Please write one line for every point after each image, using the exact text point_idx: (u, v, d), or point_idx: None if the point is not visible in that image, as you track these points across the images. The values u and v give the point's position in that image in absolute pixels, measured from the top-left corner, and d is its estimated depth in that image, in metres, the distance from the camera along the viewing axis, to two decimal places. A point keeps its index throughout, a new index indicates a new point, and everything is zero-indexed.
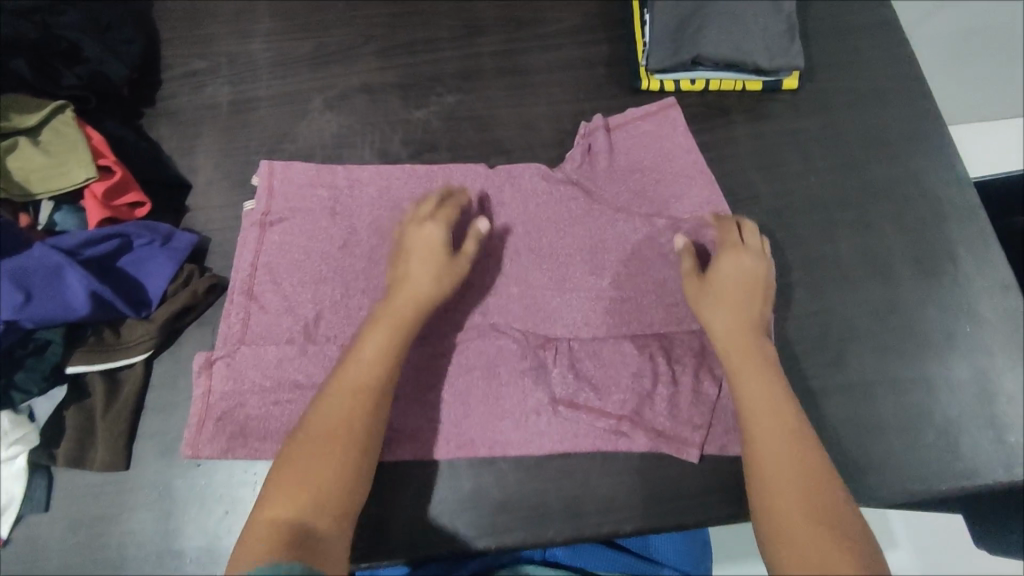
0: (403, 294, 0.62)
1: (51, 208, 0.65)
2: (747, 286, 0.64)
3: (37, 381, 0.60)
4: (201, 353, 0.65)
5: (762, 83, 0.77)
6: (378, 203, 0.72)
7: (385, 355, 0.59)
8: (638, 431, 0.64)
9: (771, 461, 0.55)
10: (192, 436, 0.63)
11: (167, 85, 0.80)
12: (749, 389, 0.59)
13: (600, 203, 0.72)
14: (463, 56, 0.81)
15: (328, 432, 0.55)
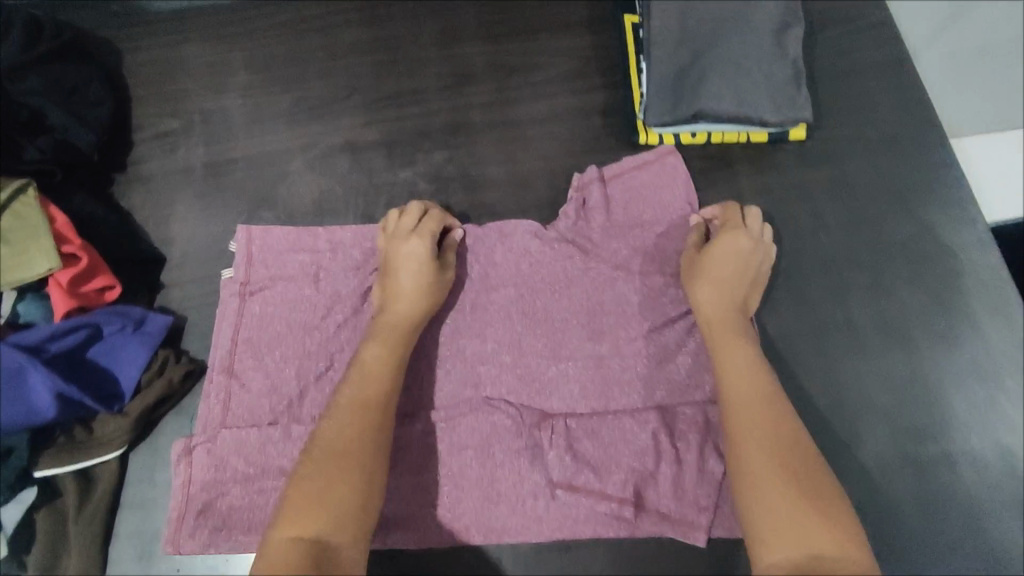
0: (398, 308, 0.61)
1: (14, 298, 0.61)
2: (740, 265, 0.63)
3: (0, 491, 0.56)
4: (178, 443, 0.61)
5: (767, 134, 0.72)
6: (364, 266, 0.67)
7: (384, 365, 0.58)
8: (642, 515, 0.60)
9: (763, 442, 0.52)
10: (172, 533, 0.60)
11: (138, 147, 0.77)
12: (739, 372, 0.57)
13: (599, 261, 0.67)
14: (450, 108, 0.77)
15: (336, 447, 0.52)
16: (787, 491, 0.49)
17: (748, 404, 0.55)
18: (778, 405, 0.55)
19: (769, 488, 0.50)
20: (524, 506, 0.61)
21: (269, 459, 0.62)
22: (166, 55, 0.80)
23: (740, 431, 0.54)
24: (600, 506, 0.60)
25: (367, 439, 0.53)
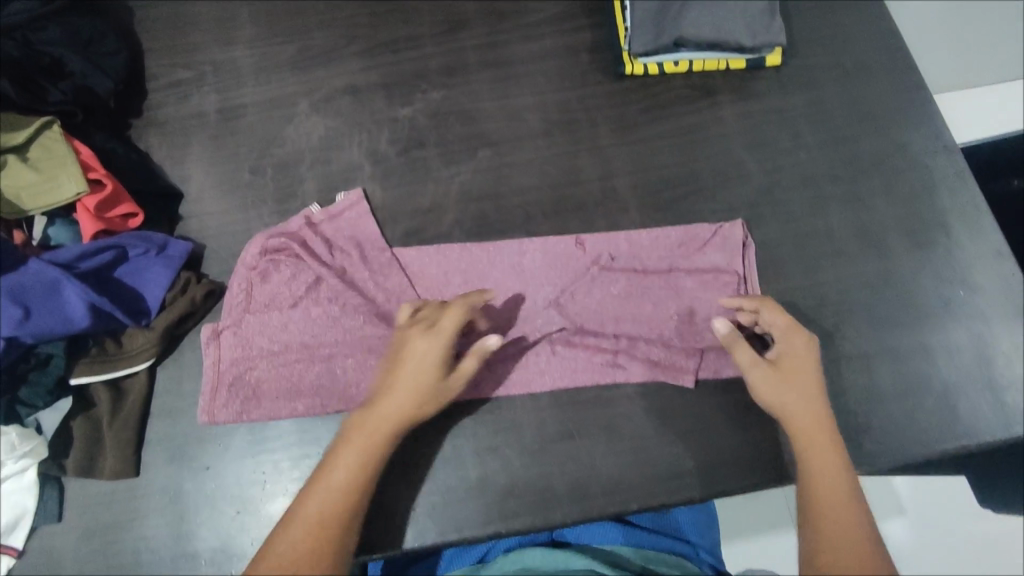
0: (405, 382, 0.58)
1: (45, 222, 0.66)
2: (811, 370, 0.60)
3: (42, 396, 0.61)
4: (207, 326, 0.67)
5: (745, 62, 0.77)
6: (439, 256, 0.71)
7: (380, 439, 0.57)
8: (634, 362, 0.65)
9: (847, 548, 0.52)
10: (207, 402, 0.65)
11: (153, 96, 0.81)
12: (836, 478, 0.56)
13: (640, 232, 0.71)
14: (446, 51, 0.81)
15: (311, 527, 0.52)
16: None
17: (830, 481, 0.56)
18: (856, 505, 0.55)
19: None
20: (528, 403, 0.65)
21: (294, 336, 0.67)
22: (175, 11, 0.84)
23: (824, 522, 0.54)
24: (595, 357, 0.66)
25: (345, 525, 0.53)
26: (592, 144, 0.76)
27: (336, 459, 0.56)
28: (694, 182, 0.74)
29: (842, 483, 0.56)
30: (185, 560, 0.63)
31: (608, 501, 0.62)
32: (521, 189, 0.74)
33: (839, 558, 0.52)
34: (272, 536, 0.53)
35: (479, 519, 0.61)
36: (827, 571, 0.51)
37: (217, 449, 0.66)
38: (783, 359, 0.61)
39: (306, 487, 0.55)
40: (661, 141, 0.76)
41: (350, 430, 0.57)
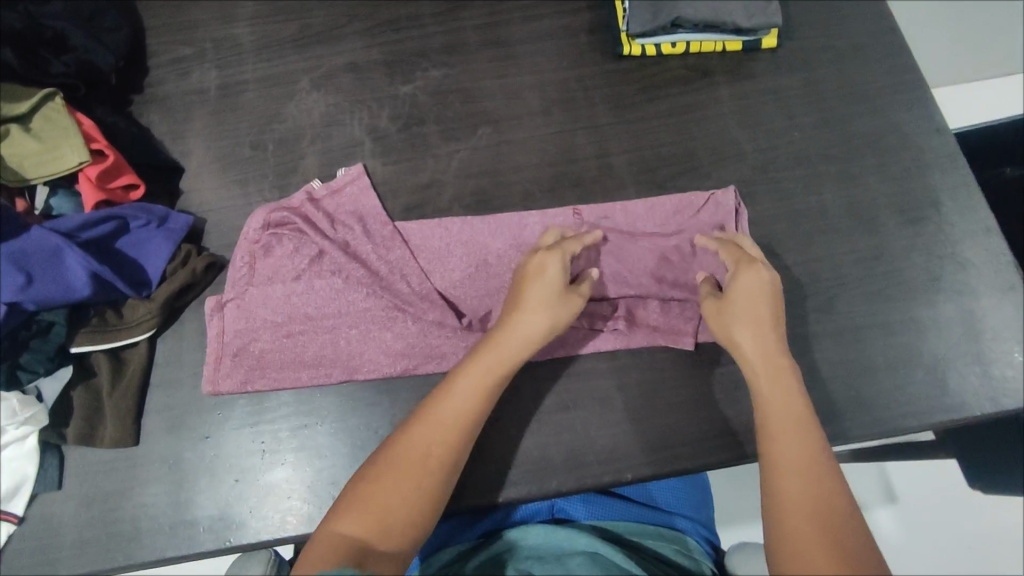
0: (515, 333, 0.60)
1: (47, 193, 0.66)
2: (759, 300, 0.61)
3: (43, 362, 0.61)
4: (211, 298, 0.67)
5: (741, 43, 0.78)
6: (442, 230, 0.71)
7: (484, 388, 0.57)
8: (634, 327, 0.67)
9: (799, 481, 0.52)
10: (211, 372, 0.66)
11: (154, 73, 0.81)
12: (790, 420, 0.55)
13: (640, 209, 0.71)
14: (447, 30, 0.82)
15: (402, 458, 0.54)
16: (817, 531, 0.48)
17: (786, 423, 0.55)
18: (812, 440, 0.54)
19: (802, 521, 0.49)
20: (525, 373, 0.66)
21: (297, 308, 0.67)
22: None
23: (778, 459, 0.53)
24: (596, 325, 0.67)
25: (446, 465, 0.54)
26: (591, 123, 0.77)
27: (431, 409, 0.56)
28: (691, 160, 0.75)
29: (799, 420, 0.55)
30: (184, 528, 0.62)
31: (604, 469, 0.63)
32: (520, 165, 0.75)
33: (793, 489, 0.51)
34: (359, 475, 0.54)
35: (477, 487, 0.62)
36: (783, 508, 0.51)
37: (217, 418, 0.66)
38: (733, 295, 0.61)
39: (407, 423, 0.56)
40: (658, 120, 0.77)
41: (445, 388, 0.58)
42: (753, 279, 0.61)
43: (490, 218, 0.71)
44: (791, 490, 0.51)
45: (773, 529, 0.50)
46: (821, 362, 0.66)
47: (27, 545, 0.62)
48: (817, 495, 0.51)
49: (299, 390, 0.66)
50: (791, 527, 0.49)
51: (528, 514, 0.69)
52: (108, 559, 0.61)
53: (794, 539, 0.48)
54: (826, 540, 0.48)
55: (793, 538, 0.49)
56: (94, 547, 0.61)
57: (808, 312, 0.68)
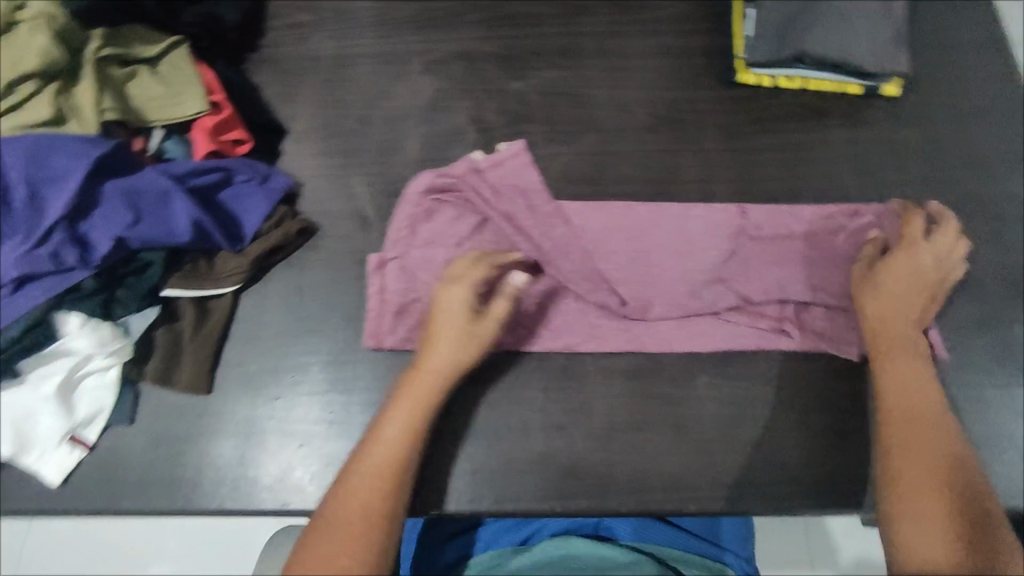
0: (426, 381, 0.60)
1: (162, 136, 0.67)
2: (912, 298, 0.64)
3: (136, 300, 0.62)
4: (375, 255, 0.68)
5: (863, 88, 0.76)
6: (605, 216, 0.71)
7: (404, 430, 0.58)
8: (797, 330, 0.66)
9: (928, 477, 0.55)
10: (375, 327, 0.66)
11: (270, 33, 0.82)
12: (937, 430, 0.58)
13: (806, 217, 0.70)
14: (564, 33, 0.81)
15: (356, 510, 0.54)
16: (942, 522, 0.53)
17: (935, 431, 0.58)
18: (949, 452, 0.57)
19: (927, 511, 0.53)
20: (600, 387, 0.65)
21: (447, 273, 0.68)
22: None
23: (906, 457, 0.56)
24: (761, 324, 0.67)
25: (386, 513, 0.55)
26: (697, 145, 0.76)
27: (361, 452, 0.58)
28: (795, 199, 0.73)
29: (943, 432, 0.58)
30: (245, 482, 0.63)
31: (667, 497, 0.62)
32: (619, 178, 0.74)
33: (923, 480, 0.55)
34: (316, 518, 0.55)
35: (537, 493, 0.62)
36: (910, 492, 0.55)
37: (289, 381, 0.66)
38: (885, 287, 0.65)
39: (347, 472, 0.56)
40: (766, 153, 0.75)
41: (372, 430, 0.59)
42: (907, 275, 0.65)
43: (649, 208, 0.71)
44: (922, 485, 0.55)
45: (893, 505, 0.55)
46: None
47: (94, 474, 0.63)
48: (946, 496, 0.54)
49: (373, 366, 0.67)
50: (916, 508, 0.54)
51: (572, 525, 0.68)
52: (170, 501, 0.62)
53: (920, 523, 0.53)
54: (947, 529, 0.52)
55: (918, 521, 0.53)
56: (157, 487, 0.63)
57: None
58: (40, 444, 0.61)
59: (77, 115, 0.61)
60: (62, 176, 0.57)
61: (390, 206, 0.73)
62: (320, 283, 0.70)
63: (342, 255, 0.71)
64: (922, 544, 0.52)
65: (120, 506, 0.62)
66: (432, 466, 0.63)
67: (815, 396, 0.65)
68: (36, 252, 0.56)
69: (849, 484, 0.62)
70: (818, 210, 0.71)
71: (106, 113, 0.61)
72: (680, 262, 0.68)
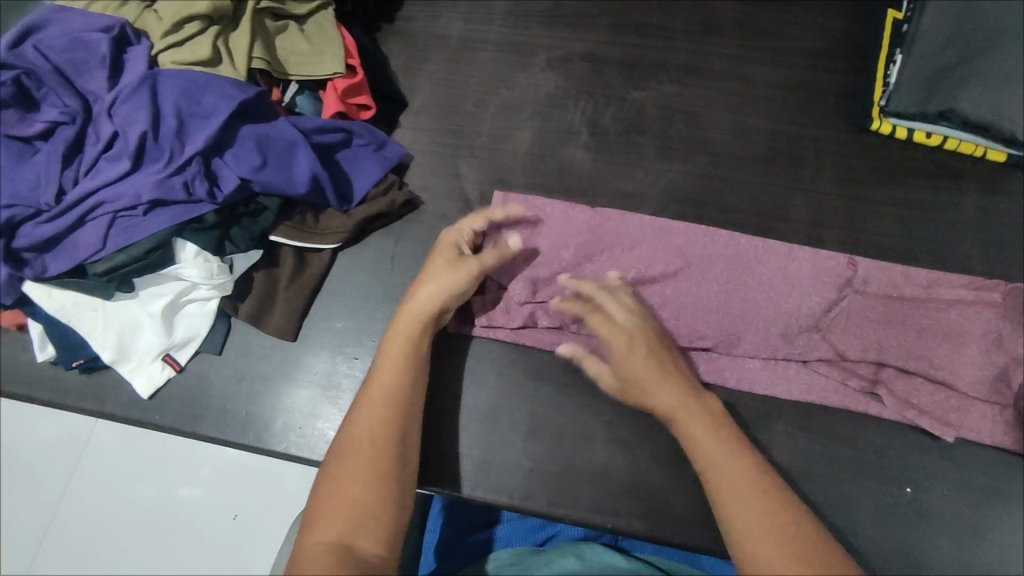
0: (410, 316, 0.60)
1: (296, 90, 0.70)
2: (651, 358, 0.58)
3: (246, 241, 0.65)
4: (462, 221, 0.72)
5: (1006, 155, 0.71)
6: (701, 242, 0.69)
7: (398, 365, 0.57)
8: (892, 398, 0.63)
9: (735, 476, 0.51)
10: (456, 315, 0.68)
11: (406, 8, 0.84)
12: (703, 440, 0.54)
13: (914, 281, 0.67)
14: (693, 49, 0.80)
15: (357, 445, 0.53)
16: (775, 526, 0.48)
17: (710, 440, 0.54)
18: (741, 450, 0.53)
19: (755, 513, 0.49)
20: None
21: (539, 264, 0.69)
22: None
23: (713, 464, 0.52)
24: (850, 382, 0.64)
25: (391, 444, 0.54)
26: (812, 186, 0.73)
27: (362, 392, 0.57)
28: (912, 260, 0.69)
29: (726, 441, 0.54)
30: (312, 432, 0.65)
31: (723, 538, 0.60)
32: (726, 206, 0.73)
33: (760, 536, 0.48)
34: (324, 468, 0.53)
35: (591, 504, 0.61)
36: (725, 500, 0.51)
37: (370, 344, 0.68)
38: (626, 367, 0.58)
39: (346, 417, 0.55)
40: (885, 207, 0.71)
41: (371, 371, 0.58)
42: (643, 336, 0.59)
43: (752, 243, 0.69)
44: (742, 499, 0.50)
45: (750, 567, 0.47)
46: (993, 523, 0.59)
47: (179, 394, 0.67)
48: (766, 499, 0.50)
49: (452, 347, 0.68)
50: (754, 528, 0.48)
51: (590, 534, 0.68)
52: (242, 435, 0.65)
53: (752, 531, 0.48)
54: (796, 544, 0.47)
55: (751, 532, 0.48)
56: (232, 419, 0.66)
57: (995, 463, 0.61)
58: (138, 356, 0.66)
59: (230, 59, 0.64)
60: (209, 113, 0.61)
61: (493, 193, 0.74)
62: (413, 255, 0.72)
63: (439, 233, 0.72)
64: (767, 555, 0.47)
65: (196, 430, 0.66)
66: (495, 455, 0.64)
67: (899, 468, 0.61)
68: (171, 180, 0.60)
69: (923, 569, 0.58)
70: (932, 274, 0.67)
71: (255, 61, 0.64)
72: (772, 302, 0.66)
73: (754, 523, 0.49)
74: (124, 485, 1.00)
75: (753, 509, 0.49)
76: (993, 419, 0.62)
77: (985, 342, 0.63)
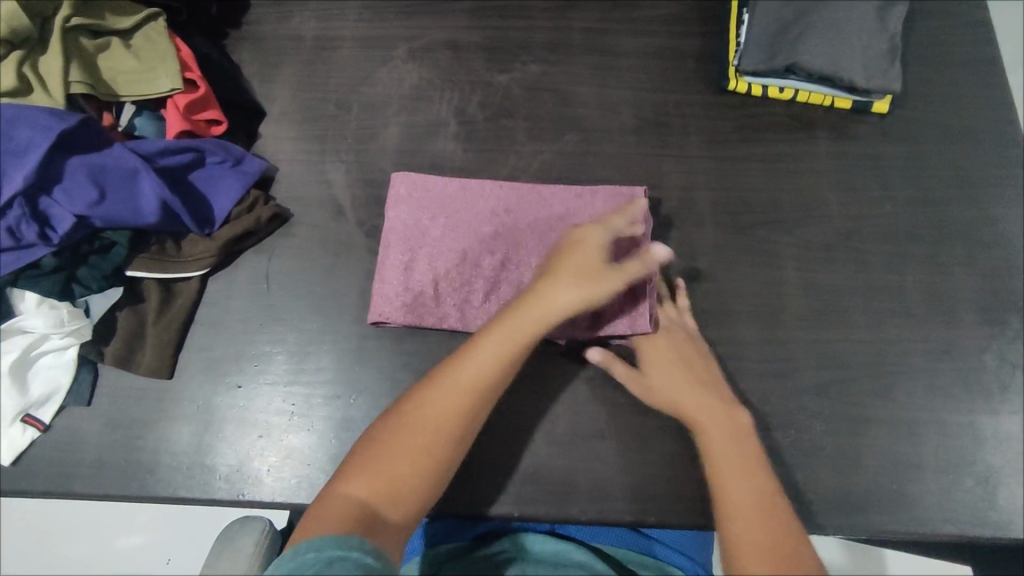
0: (531, 311, 0.57)
1: (132, 112, 0.65)
2: (683, 365, 0.62)
3: (96, 280, 0.60)
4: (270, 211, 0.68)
5: (851, 102, 0.74)
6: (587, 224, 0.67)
7: (500, 357, 0.56)
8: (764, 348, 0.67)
9: (748, 488, 0.54)
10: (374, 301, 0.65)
11: (253, 10, 0.79)
12: (717, 440, 0.57)
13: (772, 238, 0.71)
14: (554, 26, 0.79)
15: (421, 427, 0.54)
16: (763, 524, 0.52)
17: (723, 437, 0.57)
18: (756, 466, 0.55)
19: (752, 523, 0.52)
20: (566, 391, 0.65)
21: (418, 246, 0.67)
22: None
23: (725, 469, 0.55)
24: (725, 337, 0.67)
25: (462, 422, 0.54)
26: (680, 151, 0.74)
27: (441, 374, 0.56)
28: (778, 212, 0.72)
29: (741, 446, 0.56)
30: (201, 471, 0.62)
31: (626, 506, 0.61)
32: (601, 181, 0.73)
33: (746, 527, 0.52)
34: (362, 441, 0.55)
35: (497, 496, 0.61)
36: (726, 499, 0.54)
37: (253, 369, 0.65)
38: (653, 372, 0.62)
39: (415, 396, 0.55)
40: (750, 163, 0.74)
41: (462, 355, 0.57)
42: (671, 342, 0.64)
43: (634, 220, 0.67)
44: (745, 494, 0.53)
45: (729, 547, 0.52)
46: (867, 449, 0.63)
47: (48, 455, 0.62)
48: (761, 511, 0.52)
49: (339, 360, 0.65)
50: (742, 517, 0.52)
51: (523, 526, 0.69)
52: (123, 486, 0.61)
53: (744, 532, 0.52)
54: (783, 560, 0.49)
55: (741, 528, 0.52)
56: (111, 471, 0.62)
57: (866, 394, 0.65)
58: None
59: (42, 85, 0.59)
60: (23, 149, 0.55)
61: (365, 197, 0.72)
62: (287, 271, 0.68)
63: (314, 244, 0.70)
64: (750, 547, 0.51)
65: (73, 489, 0.61)
66: None
67: (781, 412, 0.65)
68: None
69: (810, 502, 0.62)
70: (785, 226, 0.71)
71: (74, 85, 0.59)
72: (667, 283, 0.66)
73: (741, 515, 0.52)
74: (49, 548, 0.94)
75: (746, 502, 0.53)
76: (850, 353, 0.66)
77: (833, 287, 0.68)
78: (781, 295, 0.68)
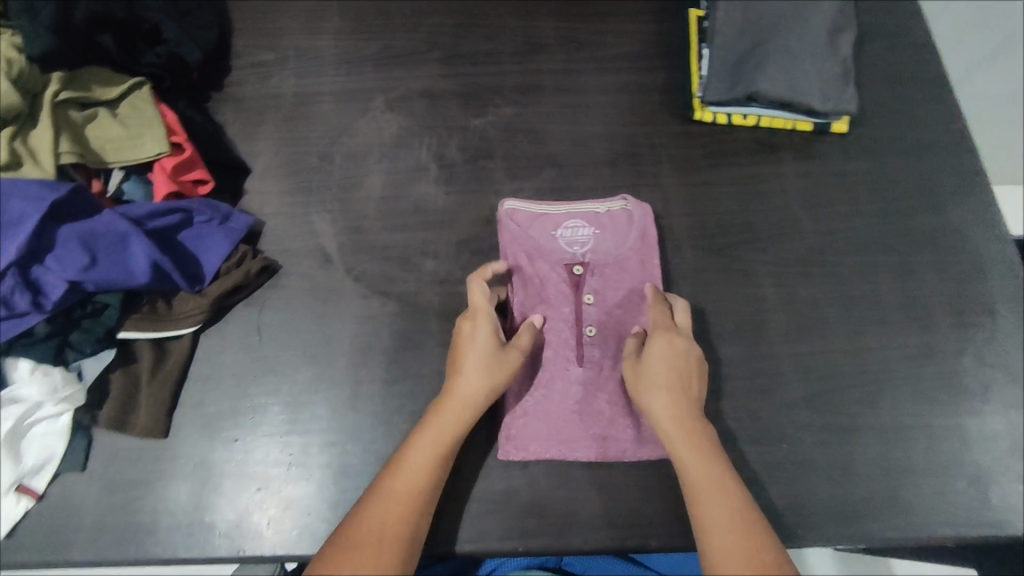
0: (452, 407, 0.59)
1: (121, 177, 0.68)
2: (677, 371, 0.60)
3: (90, 343, 0.61)
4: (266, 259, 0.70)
5: (812, 123, 0.78)
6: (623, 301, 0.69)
7: (433, 458, 0.57)
8: (752, 366, 0.68)
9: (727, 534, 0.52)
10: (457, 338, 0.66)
11: (234, 72, 0.82)
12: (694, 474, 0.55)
13: (750, 258, 0.73)
14: (524, 70, 0.82)
15: (375, 537, 0.52)
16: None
17: (705, 475, 0.55)
18: (730, 487, 0.55)
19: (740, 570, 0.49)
20: None
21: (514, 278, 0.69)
22: None
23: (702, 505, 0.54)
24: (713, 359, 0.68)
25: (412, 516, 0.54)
26: (653, 181, 0.77)
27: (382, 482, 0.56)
28: (753, 234, 0.74)
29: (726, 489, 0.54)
30: (201, 527, 0.62)
31: (629, 533, 0.62)
32: None
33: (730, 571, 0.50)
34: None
35: (499, 532, 0.61)
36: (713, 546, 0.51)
37: (248, 423, 0.65)
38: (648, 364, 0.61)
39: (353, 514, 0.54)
40: (721, 188, 0.76)
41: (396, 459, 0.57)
42: (668, 352, 0.61)
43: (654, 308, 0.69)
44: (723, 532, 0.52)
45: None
46: (859, 458, 0.64)
47: (43, 525, 0.61)
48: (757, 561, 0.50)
49: (335, 406, 0.66)
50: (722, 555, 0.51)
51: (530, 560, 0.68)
52: (120, 550, 0.61)
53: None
54: None
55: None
56: (109, 536, 0.61)
57: (854, 403, 0.66)
58: None
59: (34, 160, 0.60)
60: (18, 220, 0.57)
61: (352, 244, 0.73)
62: (278, 322, 0.70)
63: (303, 294, 0.71)
64: None
65: (68, 558, 0.60)
66: None
67: (773, 428, 0.66)
68: None
69: (808, 516, 0.63)
70: (760, 247, 0.73)
71: (63, 156, 0.61)
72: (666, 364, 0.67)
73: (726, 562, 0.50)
74: None
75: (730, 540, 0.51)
76: (834, 365, 0.68)
77: (809, 302, 0.71)
78: (762, 313, 0.70)
